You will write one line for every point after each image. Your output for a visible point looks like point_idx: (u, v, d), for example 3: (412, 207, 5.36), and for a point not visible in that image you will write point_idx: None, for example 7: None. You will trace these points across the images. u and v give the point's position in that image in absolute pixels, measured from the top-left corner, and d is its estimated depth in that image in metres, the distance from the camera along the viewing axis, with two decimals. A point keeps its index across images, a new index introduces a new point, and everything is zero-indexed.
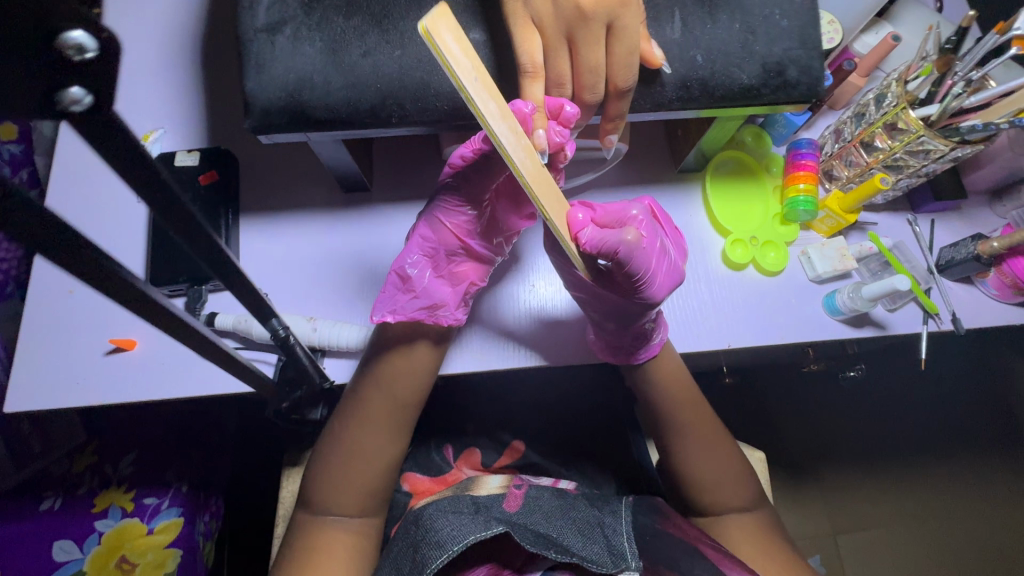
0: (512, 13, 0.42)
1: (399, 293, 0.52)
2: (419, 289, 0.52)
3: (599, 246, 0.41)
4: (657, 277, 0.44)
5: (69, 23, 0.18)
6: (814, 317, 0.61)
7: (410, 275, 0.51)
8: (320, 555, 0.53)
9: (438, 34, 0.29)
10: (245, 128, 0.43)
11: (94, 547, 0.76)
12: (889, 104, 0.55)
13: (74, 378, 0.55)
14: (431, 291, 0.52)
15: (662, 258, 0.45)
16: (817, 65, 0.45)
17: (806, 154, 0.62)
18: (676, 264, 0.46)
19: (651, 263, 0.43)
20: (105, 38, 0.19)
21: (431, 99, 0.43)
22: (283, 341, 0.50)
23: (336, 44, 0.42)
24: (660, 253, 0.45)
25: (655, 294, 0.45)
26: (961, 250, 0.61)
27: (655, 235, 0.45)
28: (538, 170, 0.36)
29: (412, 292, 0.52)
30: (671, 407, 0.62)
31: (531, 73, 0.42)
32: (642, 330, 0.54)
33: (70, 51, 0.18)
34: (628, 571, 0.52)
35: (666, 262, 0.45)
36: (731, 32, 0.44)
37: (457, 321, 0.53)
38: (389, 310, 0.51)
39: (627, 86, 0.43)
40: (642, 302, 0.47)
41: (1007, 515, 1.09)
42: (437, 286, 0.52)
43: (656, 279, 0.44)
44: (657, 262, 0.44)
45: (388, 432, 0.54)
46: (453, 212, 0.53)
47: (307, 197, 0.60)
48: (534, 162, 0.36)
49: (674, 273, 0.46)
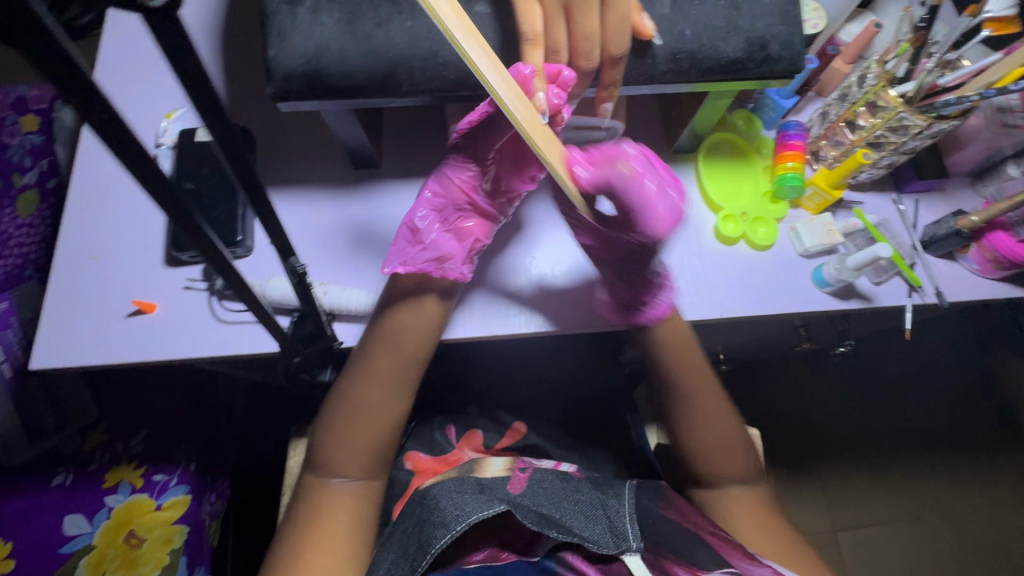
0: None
1: (408, 245, 0.56)
2: (428, 242, 0.57)
3: (594, 183, 0.50)
4: (654, 212, 0.53)
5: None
6: (803, 289, 0.63)
7: (420, 227, 0.56)
8: (327, 516, 0.56)
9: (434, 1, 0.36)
10: (266, 94, 0.47)
11: (104, 521, 0.77)
12: (870, 83, 0.58)
13: (97, 339, 0.58)
14: (439, 244, 0.56)
15: (659, 197, 0.54)
16: (797, 41, 0.48)
17: (795, 135, 0.65)
18: (673, 202, 0.54)
19: (641, 198, 0.52)
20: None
21: (439, 68, 0.46)
22: (306, 297, 0.52)
23: (353, 15, 0.46)
24: (656, 190, 0.53)
25: (656, 229, 0.54)
26: (943, 226, 0.63)
27: (650, 175, 0.53)
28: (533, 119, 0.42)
29: (421, 245, 0.56)
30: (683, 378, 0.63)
31: (531, 41, 0.46)
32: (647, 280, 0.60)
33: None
34: (630, 553, 0.54)
35: (664, 201, 0.54)
36: (717, 8, 0.47)
37: (464, 276, 0.57)
38: (400, 261, 0.56)
39: (620, 54, 0.46)
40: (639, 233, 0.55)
41: (1004, 506, 1.10)
42: (444, 239, 0.57)
43: (653, 214, 0.53)
44: (654, 199, 0.53)
45: (394, 389, 0.58)
46: (460, 169, 0.58)
47: (319, 172, 0.64)
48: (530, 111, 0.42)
49: (665, 209, 0.54)
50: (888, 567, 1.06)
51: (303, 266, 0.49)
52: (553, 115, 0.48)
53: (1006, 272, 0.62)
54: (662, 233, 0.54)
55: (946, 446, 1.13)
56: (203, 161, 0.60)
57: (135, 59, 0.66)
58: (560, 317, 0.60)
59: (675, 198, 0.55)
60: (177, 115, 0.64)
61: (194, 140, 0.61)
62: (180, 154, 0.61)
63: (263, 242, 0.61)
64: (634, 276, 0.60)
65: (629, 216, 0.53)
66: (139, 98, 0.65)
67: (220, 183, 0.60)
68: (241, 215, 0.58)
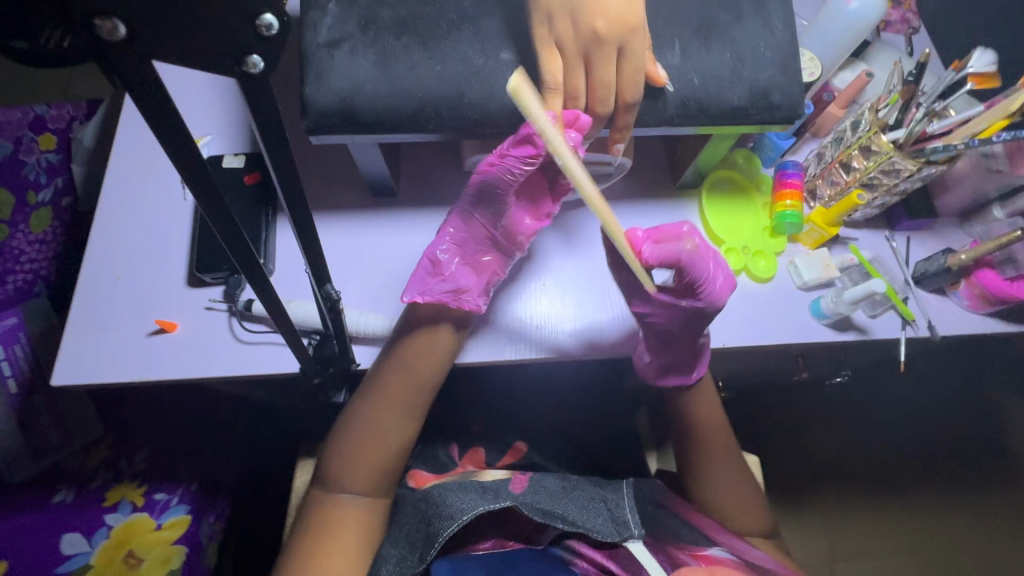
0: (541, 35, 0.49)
1: (429, 277, 0.59)
2: (447, 273, 0.59)
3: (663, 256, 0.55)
4: (716, 283, 0.57)
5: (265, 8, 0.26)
6: (803, 320, 0.66)
7: (441, 260, 0.59)
8: (335, 529, 0.57)
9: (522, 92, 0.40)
10: (301, 128, 0.50)
11: (103, 541, 0.77)
12: (863, 129, 0.62)
13: (118, 356, 0.59)
14: (457, 276, 0.59)
15: (719, 267, 0.58)
16: (797, 91, 0.52)
17: (793, 174, 0.68)
18: (728, 272, 0.58)
19: (707, 269, 0.56)
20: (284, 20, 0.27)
21: (465, 108, 0.49)
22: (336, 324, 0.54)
23: (386, 58, 0.49)
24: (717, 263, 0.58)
25: (718, 296, 0.57)
26: (934, 263, 0.67)
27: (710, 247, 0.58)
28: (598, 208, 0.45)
29: (441, 277, 0.59)
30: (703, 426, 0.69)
31: (551, 90, 0.50)
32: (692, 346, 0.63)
33: (261, 27, 0.27)
34: (632, 539, 0.58)
35: (722, 272, 0.58)
36: (722, 60, 0.51)
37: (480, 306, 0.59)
38: (419, 292, 0.57)
39: (634, 101, 0.50)
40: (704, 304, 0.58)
41: (1000, 537, 1.11)
42: (464, 272, 0.59)
43: (715, 282, 0.57)
44: (715, 269, 0.57)
45: (405, 411, 0.59)
46: (481, 205, 0.59)
47: (340, 199, 0.66)
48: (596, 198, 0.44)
49: (727, 282, 0.58)
50: None
51: (336, 294, 0.50)
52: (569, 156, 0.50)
53: (994, 307, 0.65)
54: (722, 299, 0.57)
55: (939, 477, 1.14)
56: (229, 186, 0.63)
57: (173, 87, 0.70)
58: (584, 347, 0.62)
59: (731, 268, 0.58)
60: (204, 141, 0.66)
61: (221, 166, 0.64)
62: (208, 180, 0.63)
63: (283, 266, 0.63)
64: (682, 344, 0.63)
65: (693, 287, 0.57)
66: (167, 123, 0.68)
67: (246, 207, 0.62)
68: (264, 239, 0.61)
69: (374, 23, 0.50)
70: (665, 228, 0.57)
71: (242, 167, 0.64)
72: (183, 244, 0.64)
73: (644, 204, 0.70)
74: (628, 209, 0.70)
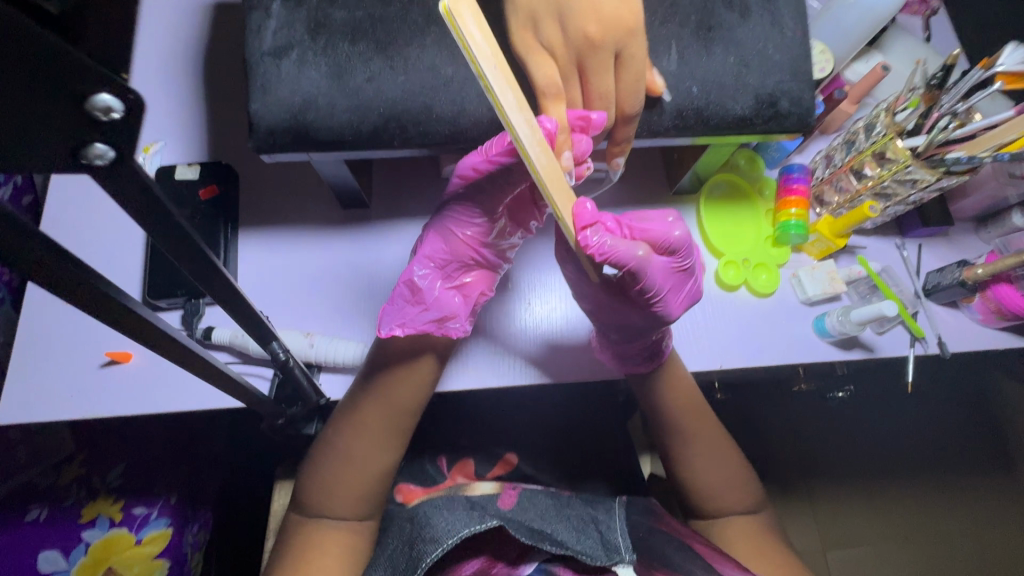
0: (525, 47, 0.44)
1: (407, 305, 0.50)
2: (430, 301, 0.50)
3: (611, 254, 0.42)
4: (672, 298, 0.49)
5: (98, 87, 0.20)
6: (804, 336, 0.62)
7: (420, 287, 0.49)
8: (313, 554, 0.53)
9: (460, 16, 0.32)
10: (248, 147, 0.45)
11: (81, 558, 0.72)
12: (878, 133, 0.56)
13: (68, 390, 0.55)
14: (441, 302, 0.50)
15: (683, 282, 0.50)
16: (808, 97, 0.46)
17: (798, 179, 0.63)
18: (696, 287, 0.51)
19: (663, 283, 0.48)
20: (132, 100, 0.21)
21: (432, 123, 0.45)
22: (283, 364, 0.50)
23: (341, 68, 0.45)
24: (680, 275, 0.49)
25: (671, 308, 0.50)
26: (947, 275, 0.62)
27: (690, 258, 0.49)
28: (552, 166, 0.37)
29: (422, 304, 0.50)
30: (679, 417, 0.62)
31: (554, 96, 0.44)
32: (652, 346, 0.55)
33: (98, 113, 0.21)
34: (622, 564, 0.53)
35: (687, 285, 0.50)
36: (725, 65, 0.45)
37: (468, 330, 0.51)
38: (397, 324, 0.49)
39: (633, 112, 0.44)
40: (657, 317, 0.50)
41: (995, 528, 1.09)
42: (449, 297, 0.50)
43: (671, 296, 0.49)
44: (674, 282, 0.49)
45: (385, 442, 0.54)
46: (464, 223, 0.51)
47: (308, 211, 0.61)
48: (550, 157, 0.37)
49: (690, 296, 0.51)
50: None
51: (282, 353, 0.49)
52: (577, 165, 0.45)
53: (1008, 322, 0.61)
54: (674, 314, 0.50)
55: (936, 467, 1.12)
56: (183, 202, 0.58)
57: (70, 199, 0.60)
58: (566, 373, 0.59)
59: (700, 283, 0.52)
60: (155, 149, 0.60)
61: (172, 178, 0.58)
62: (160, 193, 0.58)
63: (248, 289, 0.58)
64: (641, 344, 0.54)
65: (647, 296, 0.48)
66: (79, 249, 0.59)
67: (202, 225, 0.58)
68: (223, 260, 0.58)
69: (324, 27, 0.46)
70: (646, 224, 0.47)
71: (195, 179, 0.59)
72: (134, 268, 0.58)
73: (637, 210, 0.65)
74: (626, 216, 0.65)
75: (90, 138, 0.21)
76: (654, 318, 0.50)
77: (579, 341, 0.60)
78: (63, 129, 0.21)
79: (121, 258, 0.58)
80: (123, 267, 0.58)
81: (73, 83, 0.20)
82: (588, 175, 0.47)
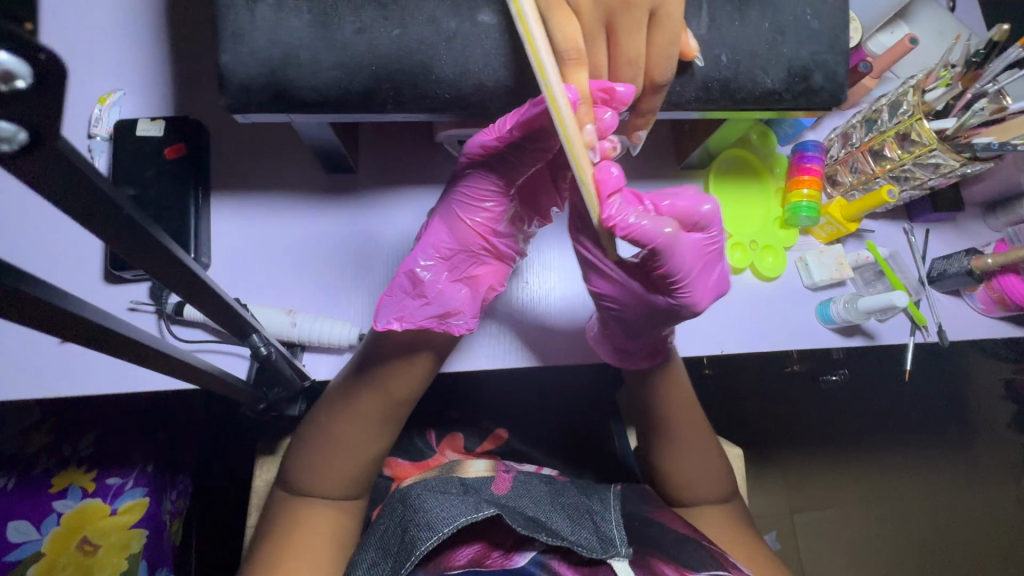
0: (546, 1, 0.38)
1: (407, 298, 0.46)
2: (431, 294, 0.46)
3: (631, 230, 0.38)
4: (701, 283, 0.44)
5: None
6: (806, 323, 0.60)
7: (422, 279, 0.46)
8: (299, 535, 0.51)
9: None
10: (220, 105, 0.40)
11: (52, 528, 0.67)
12: (902, 113, 0.53)
13: (28, 368, 0.51)
14: (444, 296, 0.46)
15: (713, 266, 0.44)
16: (842, 72, 0.43)
17: (812, 157, 0.60)
18: (726, 274, 0.46)
19: (690, 266, 0.43)
20: (40, 61, 0.17)
21: (432, 86, 0.40)
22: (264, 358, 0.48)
23: (327, 16, 0.39)
24: (712, 259, 0.44)
25: (698, 296, 0.45)
26: (954, 263, 0.61)
27: (720, 236, 0.44)
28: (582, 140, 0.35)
29: (423, 298, 0.46)
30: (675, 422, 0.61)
31: (574, 61, 0.39)
32: (659, 341, 0.53)
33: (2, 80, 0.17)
34: (617, 557, 0.52)
35: (717, 270, 0.45)
36: (759, 31, 0.41)
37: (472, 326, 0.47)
38: (395, 316, 0.46)
39: (663, 81, 0.40)
40: (676, 304, 0.46)
41: (955, 497, 1.13)
42: (453, 291, 0.47)
43: (700, 277, 0.43)
44: (703, 265, 0.44)
45: (380, 431, 0.52)
46: (474, 207, 0.46)
47: (287, 173, 0.56)
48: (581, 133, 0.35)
49: (719, 283, 0.45)
50: (838, 549, 1.10)
51: (263, 347, 0.47)
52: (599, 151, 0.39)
53: (1010, 312, 0.60)
54: (701, 303, 0.45)
55: (910, 441, 1.14)
56: (146, 161, 0.52)
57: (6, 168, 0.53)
58: (570, 356, 0.57)
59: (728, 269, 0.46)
60: (113, 98, 0.53)
61: (134, 135, 0.52)
62: (120, 151, 0.52)
63: (223, 260, 0.54)
64: (645, 338, 0.52)
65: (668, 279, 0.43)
66: (24, 224, 0.52)
67: (168, 189, 0.52)
68: (194, 228, 0.52)
69: None
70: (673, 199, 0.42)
71: (160, 136, 0.53)
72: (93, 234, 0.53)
73: (647, 188, 0.61)
74: (634, 192, 0.61)
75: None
76: (677, 302, 0.46)
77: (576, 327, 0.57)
78: None
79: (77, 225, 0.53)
80: (80, 237, 0.52)
81: None
82: (612, 156, 0.41)
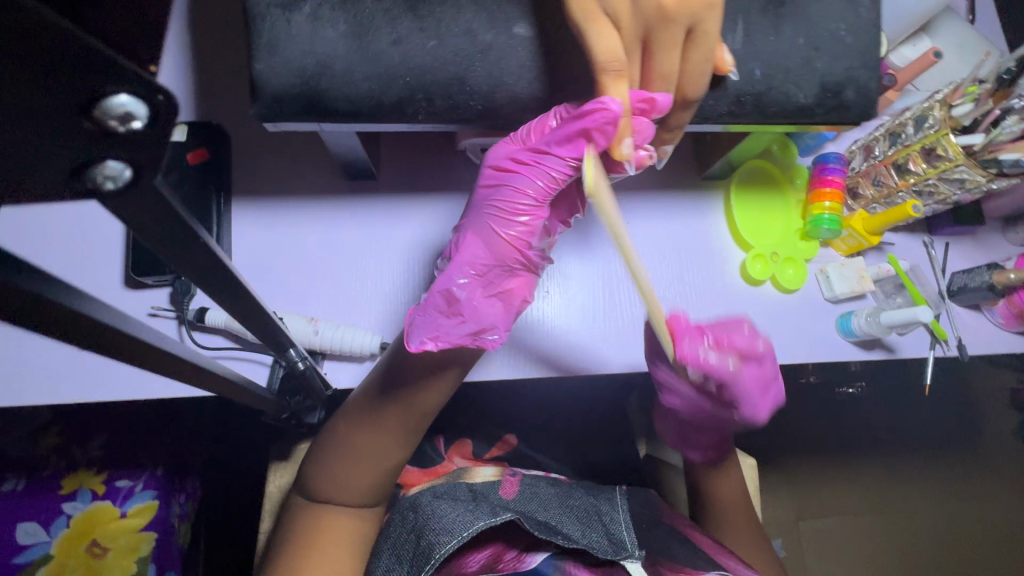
0: (584, 15, 0.38)
1: (441, 317, 0.42)
2: (466, 312, 0.43)
3: (702, 366, 0.46)
4: (764, 403, 0.48)
5: (117, 88, 0.17)
6: (825, 334, 0.60)
7: (458, 297, 0.42)
8: (322, 541, 0.51)
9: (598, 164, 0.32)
10: (250, 113, 0.40)
11: (62, 531, 0.67)
12: (929, 127, 0.53)
13: (48, 372, 0.50)
14: (479, 313, 0.43)
15: (771, 386, 0.48)
16: (875, 87, 0.42)
17: (834, 169, 0.59)
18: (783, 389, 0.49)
19: (754, 394, 0.47)
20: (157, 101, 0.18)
21: (465, 97, 0.40)
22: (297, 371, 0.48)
23: (362, 27, 0.39)
24: (772, 380, 0.48)
25: (760, 412, 0.48)
26: (975, 278, 0.61)
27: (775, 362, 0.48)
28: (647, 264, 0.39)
29: (459, 316, 0.43)
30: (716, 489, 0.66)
31: (616, 72, 0.39)
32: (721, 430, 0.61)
33: (115, 121, 0.17)
34: (631, 559, 0.52)
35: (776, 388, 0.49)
36: (794, 47, 0.41)
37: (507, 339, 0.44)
38: (429, 335, 0.42)
39: (696, 97, 0.41)
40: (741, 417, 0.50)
41: (962, 507, 1.13)
42: (488, 307, 0.43)
43: (758, 401, 0.47)
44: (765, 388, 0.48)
45: (401, 439, 0.51)
46: (509, 220, 0.42)
47: (308, 179, 0.56)
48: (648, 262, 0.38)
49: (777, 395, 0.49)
50: (844, 557, 1.09)
51: (300, 361, 0.47)
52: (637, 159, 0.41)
53: None
54: (762, 417, 0.49)
55: (917, 450, 1.14)
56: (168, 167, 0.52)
57: None
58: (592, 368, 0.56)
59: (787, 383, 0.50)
60: None
61: None
62: None
63: (242, 267, 0.54)
64: (712, 431, 0.61)
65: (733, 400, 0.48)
66: (46, 229, 0.52)
67: (190, 195, 0.52)
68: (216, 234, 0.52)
69: None
70: (731, 336, 0.47)
71: (182, 142, 0.53)
72: (113, 238, 0.52)
73: (667, 198, 0.61)
74: (654, 202, 0.61)
75: (105, 154, 0.19)
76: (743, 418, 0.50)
77: (598, 340, 0.57)
78: (73, 137, 0.18)
79: (99, 229, 0.52)
80: (101, 241, 0.52)
81: (91, 79, 0.17)
82: (648, 164, 0.43)
